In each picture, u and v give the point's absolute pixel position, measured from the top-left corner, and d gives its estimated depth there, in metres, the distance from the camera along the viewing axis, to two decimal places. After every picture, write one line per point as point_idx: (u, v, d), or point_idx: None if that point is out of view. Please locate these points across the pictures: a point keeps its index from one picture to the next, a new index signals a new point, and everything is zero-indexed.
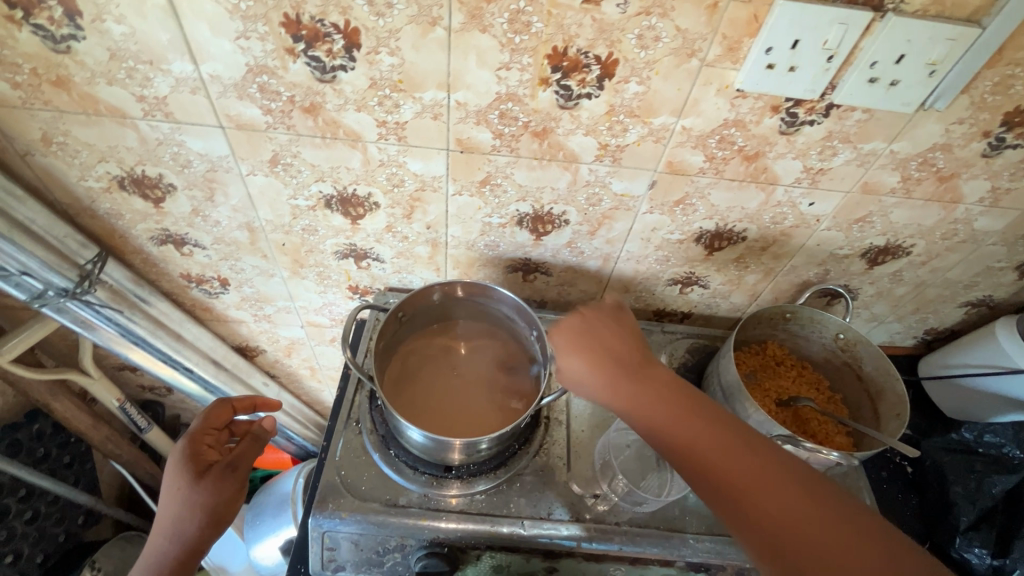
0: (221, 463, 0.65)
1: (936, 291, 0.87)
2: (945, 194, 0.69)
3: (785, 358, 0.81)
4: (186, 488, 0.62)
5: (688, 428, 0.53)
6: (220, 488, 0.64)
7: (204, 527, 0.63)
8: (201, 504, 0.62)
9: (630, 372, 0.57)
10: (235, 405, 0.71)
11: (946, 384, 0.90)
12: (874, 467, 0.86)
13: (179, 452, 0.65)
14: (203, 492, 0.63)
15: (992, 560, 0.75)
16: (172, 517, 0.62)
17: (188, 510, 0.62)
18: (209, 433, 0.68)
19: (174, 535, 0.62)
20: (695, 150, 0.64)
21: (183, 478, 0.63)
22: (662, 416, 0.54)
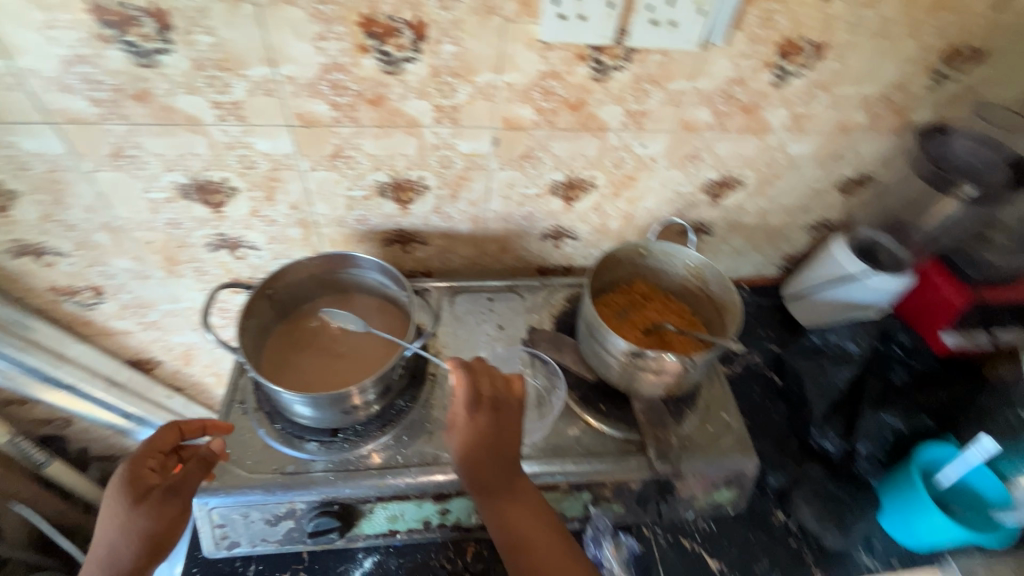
0: (162, 488, 0.62)
1: (779, 218, 0.98)
2: (755, 124, 0.78)
3: (652, 294, 0.88)
4: (122, 514, 0.59)
5: (522, 511, 0.64)
6: (161, 513, 0.61)
7: (138, 554, 0.60)
8: (139, 532, 0.60)
9: (502, 448, 0.65)
10: (183, 428, 0.65)
11: (802, 301, 1.01)
12: (747, 381, 0.96)
13: (112, 486, 0.60)
14: (143, 519, 0.60)
15: (845, 444, 0.83)
16: (107, 545, 0.60)
17: (119, 541, 0.60)
18: (153, 458, 0.63)
19: (109, 564, 0.60)
20: (524, 104, 0.69)
21: (121, 504, 0.60)
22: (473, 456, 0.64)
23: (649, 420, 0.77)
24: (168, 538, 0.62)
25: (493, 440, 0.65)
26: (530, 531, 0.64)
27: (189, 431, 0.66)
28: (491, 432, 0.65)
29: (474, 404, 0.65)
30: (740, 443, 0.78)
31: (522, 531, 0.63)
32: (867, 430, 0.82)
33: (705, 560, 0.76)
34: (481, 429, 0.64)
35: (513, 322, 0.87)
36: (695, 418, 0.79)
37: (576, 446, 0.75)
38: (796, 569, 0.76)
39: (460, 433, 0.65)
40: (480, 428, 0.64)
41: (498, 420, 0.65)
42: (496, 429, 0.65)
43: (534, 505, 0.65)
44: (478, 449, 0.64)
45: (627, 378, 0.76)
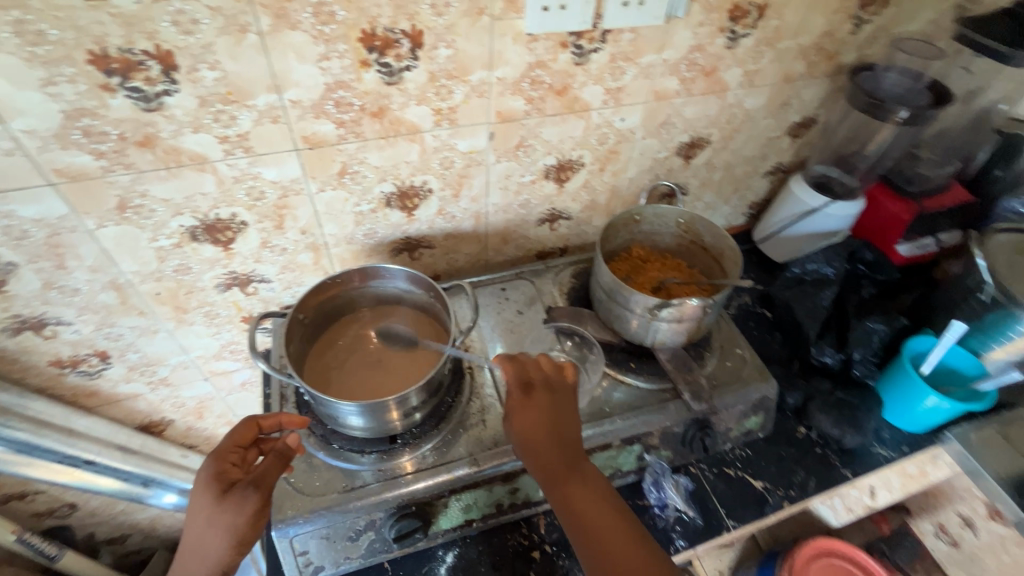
0: (245, 480, 0.61)
1: (742, 169, 1.07)
2: (715, 85, 0.86)
3: (650, 255, 0.95)
4: (208, 508, 0.59)
5: (585, 489, 0.63)
6: (243, 506, 0.60)
7: (224, 548, 0.60)
8: (225, 524, 0.59)
9: (559, 426, 0.66)
10: (260, 422, 0.65)
11: (774, 240, 1.11)
12: (743, 320, 1.05)
13: (199, 481, 0.60)
14: (225, 513, 0.59)
15: (842, 355, 0.93)
16: (196, 540, 0.60)
17: (207, 535, 0.59)
18: (238, 450, 0.63)
19: (199, 558, 0.60)
20: (515, 95, 0.74)
21: (205, 497, 0.59)
22: (532, 437, 0.65)
23: (676, 367, 0.83)
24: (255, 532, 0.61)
25: (546, 423, 0.66)
26: (596, 516, 0.62)
27: (267, 426, 0.66)
28: (544, 413, 0.66)
29: (524, 387, 0.68)
30: (758, 371, 0.85)
31: (588, 515, 0.62)
32: (858, 338, 0.93)
33: (751, 483, 0.83)
34: (535, 410, 0.66)
35: (530, 306, 0.91)
36: (714, 357, 0.86)
37: (619, 404, 0.80)
38: (827, 472, 0.85)
39: (515, 417, 0.67)
40: (532, 408, 0.66)
41: (550, 400, 0.67)
42: (549, 411, 0.67)
43: (598, 490, 0.64)
44: (533, 432, 0.66)
45: (652, 332, 0.82)
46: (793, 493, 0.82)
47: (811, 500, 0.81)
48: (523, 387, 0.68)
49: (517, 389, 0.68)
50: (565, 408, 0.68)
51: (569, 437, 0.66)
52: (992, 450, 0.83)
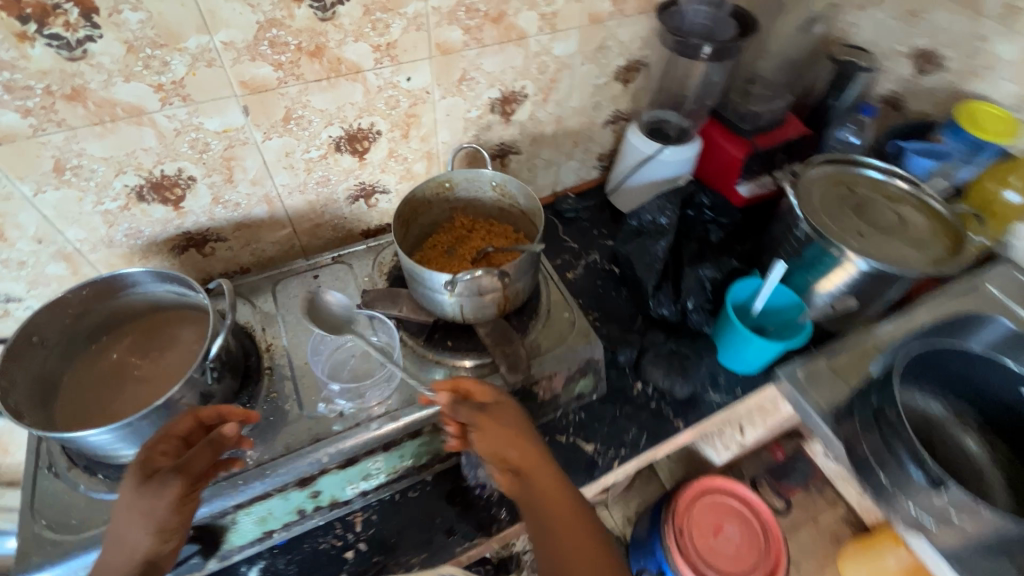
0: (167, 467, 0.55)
1: (576, 121, 1.02)
2: (510, 33, 0.79)
3: (474, 224, 0.90)
4: (128, 493, 0.53)
5: (557, 503, 0.61)
6: (157, 495, 0.53)
7: (143, 537, 0.53)
8: (143, 510, 0.53)
9: (518, 449, 0.64)
10: (199, 414, 0.59)
11: (620, 191, 1.08)
12: (588, 278, 1.03)
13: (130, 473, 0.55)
14: (143, 499, 0.53)
15: (677, 305, 0.91)
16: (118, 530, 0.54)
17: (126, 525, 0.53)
18: (174, 438, 0.57)
19: (118, 546, 0.54)
20: (257, 62, 0.65)
21: (128, 484, 0.54)
22: (507, 447, 0.64)
23: (495, 340, 0.77)
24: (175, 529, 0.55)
25: (511, 441, 0.64)
26: (571, 534, 0.60)
27: (208, 417, 0.60)
28: (507, 428, 0.64)
29: (485, 410, 0.65)
30: (582, 334, 0.83)
31: (570, 519, 0.61)
32: (690, 287, 0.91)
33: (581, 447, 0.81)
34: (500, 428, 0.64)
35: (342, 291, 0.85)
36: (538, 324, 0.83)
37: (431, 386, 0.75)
38: (659, 426, 0.84)
39: (478, 444, 0.64)
40: (498, 426, 0.64)
41: (495, 417, 0.65)
42: (515, 428, 0.65)
43: (575, 497, 0.63)
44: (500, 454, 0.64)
45: (457, 308, 0.75)
46: (623, 452, 0.81)
47: (640, 456, 0.81)
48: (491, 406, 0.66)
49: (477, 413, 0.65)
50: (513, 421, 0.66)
51: (524, 459, 0.63)
52: (816, 381, 0.86)
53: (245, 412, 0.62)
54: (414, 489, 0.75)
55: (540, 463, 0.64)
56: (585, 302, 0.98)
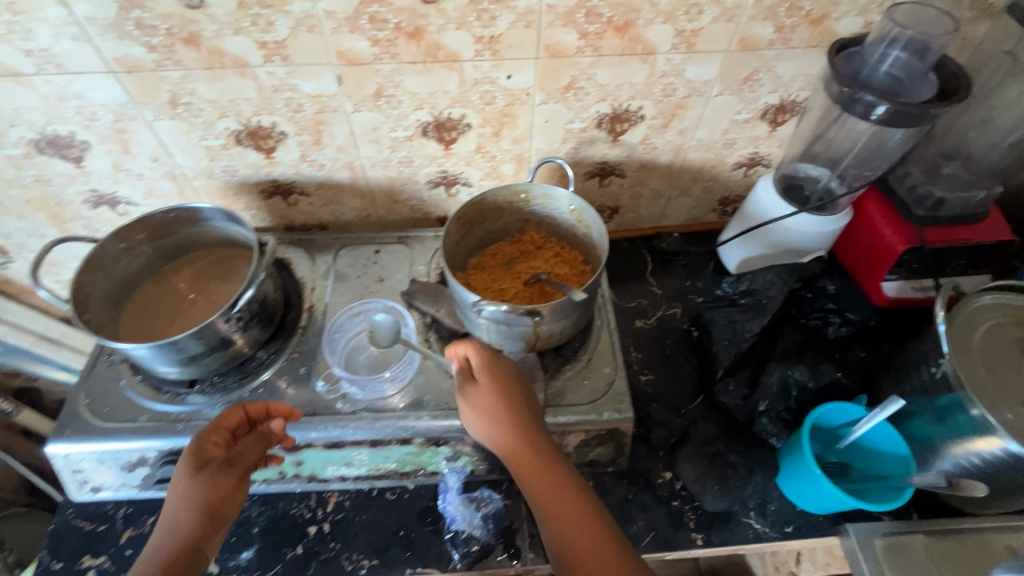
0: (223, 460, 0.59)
1: (700, 156, 0.88)
2: (634, 45, 0.69)
3: (544, 242, 0.82)
4: (183, 481, 0.57)
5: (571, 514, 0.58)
6: (217, 482, 0.58)
7: (195, 523, 0.56)
8: (200, 498, 0.56)
9: (527, 451, 0.61)
10: (247, 408, 0.63)
11: (731, 248, 0.92)
12: (660, 334, 0.90)
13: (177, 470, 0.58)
14: (202, 486, 0.57)
15: (745, 403, 0.77)
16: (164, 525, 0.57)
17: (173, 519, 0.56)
18: (219, 431, 0.61)
19: (168, 533, 0.56)
20: (354, 34, 0.64)
21: (182, 471, 0.58)
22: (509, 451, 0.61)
23: (518, 374, 0.72)
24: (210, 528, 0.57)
25: (523, 449, 0.61)
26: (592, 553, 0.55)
27: (254, 411, 0.64)
28: (500, 420, 0.62)
29: (472, 391, 0.64)
30: (614, 401, 0.72)
31: (579, 536, 0.56)
32: (767, 386, 0.75)
33: None
34: (492, 413, 0.62)
35: (395, 273, 0.84)
36: (571, 371, 0.75)
37: (435, 400, 0.71)
38: (673, 530, 0.72)
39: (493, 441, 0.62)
40: (490, 421, 0.62)
41: (505, 407, 0.62)
42: (527, 435, 0.62)
43: (591, 509, 0.58)
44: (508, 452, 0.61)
45: (482, 330, 0.70)
46: None
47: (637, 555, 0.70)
48: (496, 400, 0.63)
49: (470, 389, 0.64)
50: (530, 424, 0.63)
51: (538, 464, 0.60)
52: (897, 560, 0.67)
53: (288, 410, 0.65)
54: (391, 492, 0.73)
55: (551, 475, 0.60)
56: (644, 361, 0.87)
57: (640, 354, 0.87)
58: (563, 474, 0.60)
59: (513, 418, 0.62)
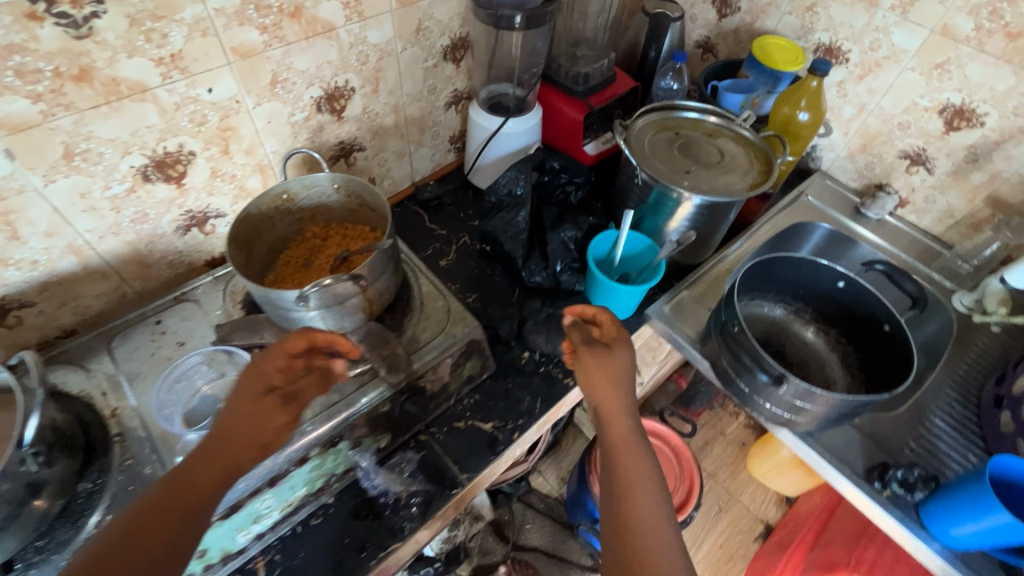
0: (284, 392, 0.63)
1: (416, 108, 1.00)
2: (314, 26, 0.75)
3: (328, 231, 0.86)
4: (245, 405, 0.60)
5: (625, 437, 0.67)
6: (265, 421, 0.60)
7: (160, 516, 0.54)
8: (194, 474, 0.56)
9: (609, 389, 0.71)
10: (315, 335, 0.65)
11: (477, 171, 1.08)
12: (463, 262, 1.02)
13: (224, 413, 0.60)
14: (257, 417, 0.60)
15: (549, 272, 0.95)
16: (242, 427, 0.59)
17: (251, 420, 0.59)
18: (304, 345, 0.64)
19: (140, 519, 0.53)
20: (5, 96, 0.56)
21: (242, 400, 0.60)
22: (604, 390, 0.71)
23: (372, 345, 0.77)
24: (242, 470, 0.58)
25: (608, 385, 0.71)
26: (631, 465, 0.63)
27: (319, 340, 0.65)
28: (602, 365, 0.72)
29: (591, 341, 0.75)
30: (458, 319, 0.83)
31: (620, 431, 0.68)
32: (554, 251, 0.94)
33: (480, 427, 0.82)
34: (599, 358, 0.73)
35: (193, 331, 0.77)
36: (413, 319, 0.83)
37: (310, 408, 0.71)
38: (551, 387, 0.87)
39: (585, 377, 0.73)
40: (596, 356, 0.73)
41: (609, 356, 0.73)
42: (617, 380, 0.71)
43: (631, 427, 0.68)
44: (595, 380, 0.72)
45: (319, 323, 0.72)
46: (521, 423, 0.83)
47: (538, 421, 0.83)
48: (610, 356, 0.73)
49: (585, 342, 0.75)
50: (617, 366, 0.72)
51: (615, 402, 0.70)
52: (682, 315, 0.95)
53: (349, 347, 0.67)
54: (315, 516, 0.74)
55: (619, 405, 0.70)
56: (464, 286, 0.98)
57: (457, 284, 0.99)
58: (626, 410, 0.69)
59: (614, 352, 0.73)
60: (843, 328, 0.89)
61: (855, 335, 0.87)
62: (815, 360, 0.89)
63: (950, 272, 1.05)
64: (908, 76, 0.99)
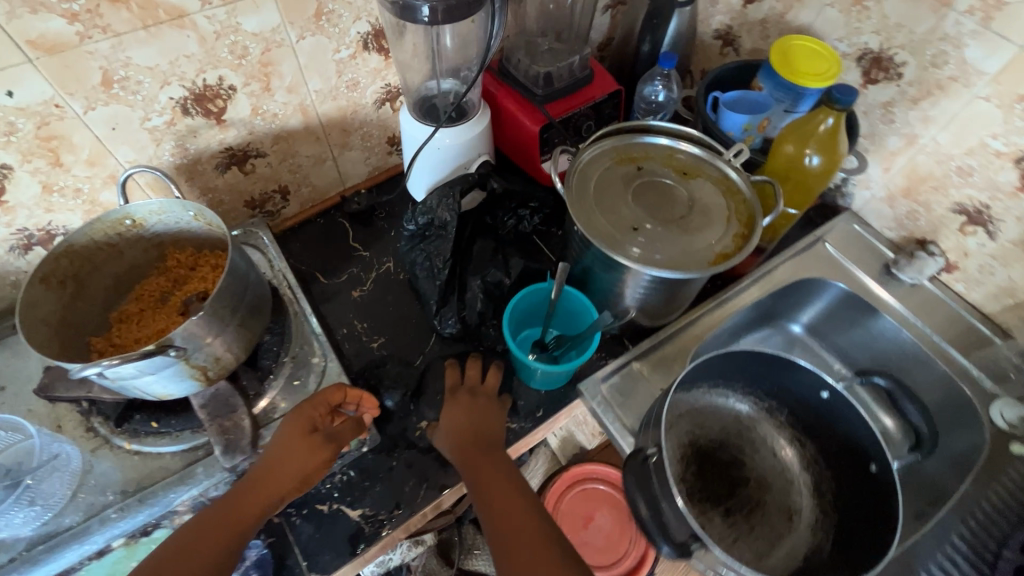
0: (325, 432, 0.63)
1: (334, 106, 0.83)
2: (154, 12, 0.59)
3: (191, 260, 0.71)
4: (295, 438, 0.61)
5: (513, 518, 0.58)
6: (307, 449, 0.61)
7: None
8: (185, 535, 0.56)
9: (477, 465, 0.64)
10: (347, 389, 0.65)
11: (412, 184, 0.91)
12: (380, 295, 0.86)
13: (300, 428, 0.62)
14: (301, 448, 0.61)
15: (465, 323, 0.79)
16: (275, 472, 0.60)
17: (290, 461, 0.60)
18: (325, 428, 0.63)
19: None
20: None
21: (301, 426, 0.62)
22: (473, 468, 0.63)
23: (214, 413, 0.64)
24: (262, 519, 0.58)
25: (482, 462, 0.64)
26: (533, 552, 0.55)
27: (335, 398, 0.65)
28: (472, 415, 0.68)
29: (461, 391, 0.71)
30: (332, 384, 0.69)
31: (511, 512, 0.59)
32: (473, 299, 0.79)
33: (346, 514, 0.69)
34: (465, 409, 0.69)
35: (19, 372, 0.67)
36: (278, 380, 0.69)
37: (123, 487, 0.61)
38: (443, 471, 0.72)
39: (449, 441, 0.67)
40: (464, 408, 0.69)
41: (481, 408, 0.69)
42: (491, 457, 0.65)
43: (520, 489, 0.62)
44: (461, 430, 0.67)
45: (138, 391, 0.59)
46: (394, 515, 0.68)
47: (415, 514, 0.69)
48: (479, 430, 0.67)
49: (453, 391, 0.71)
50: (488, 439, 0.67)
51: (484, 449, 0.65)
52: (627, 398, 0.76)
53: (373, 406, 0.67)
54: None
55: (505, 487, 0.62)
56: (370, 325, 0.84)
57: (365, 323, 0.84)
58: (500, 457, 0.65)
59: (488, 427, 0.68)
60: (822, 446, 0.68)
61: (834, 459, 0.67)
62: (779, 481, 0.70)
63: (996, 369, 0.81)
64: (979, 108, 0.72)
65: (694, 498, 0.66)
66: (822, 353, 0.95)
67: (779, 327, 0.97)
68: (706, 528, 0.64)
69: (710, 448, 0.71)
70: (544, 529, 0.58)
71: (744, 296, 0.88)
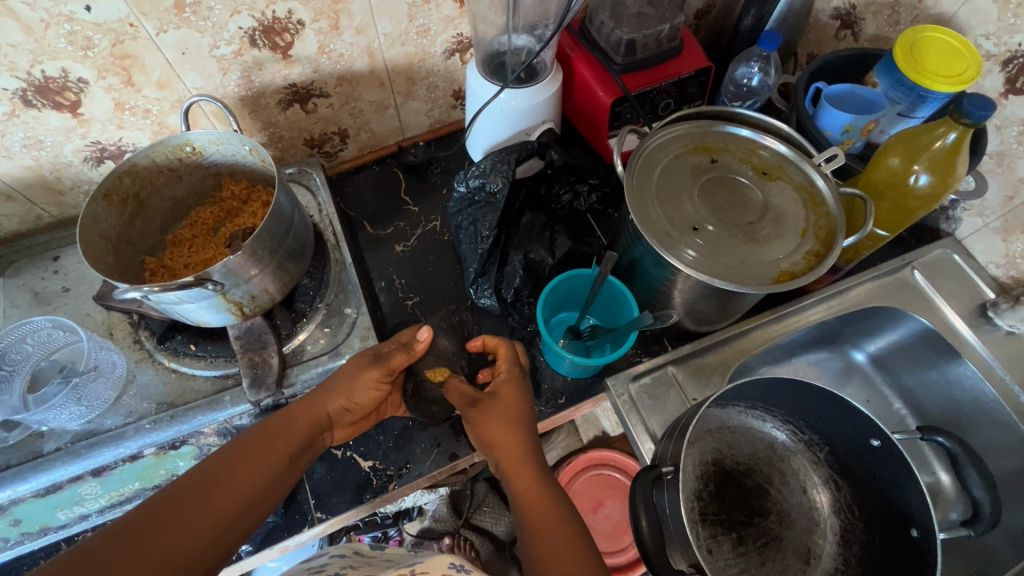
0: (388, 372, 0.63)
1: (401, 52, 0.79)
2: None
3: (243, 192, 0.72)
4: (360, 369, 0.62)
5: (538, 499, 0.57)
6: (367, 385, 0.61)
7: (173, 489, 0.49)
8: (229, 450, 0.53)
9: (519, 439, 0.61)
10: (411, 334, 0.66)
11: (472, 144, 0.87)
12: (420, 252, 0.86)
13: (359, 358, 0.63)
14: (364, 385, 0.61)
15: (502, 297, 0.77)
16: (325, 397, 0.61)
17: (356, 386, 0.61)
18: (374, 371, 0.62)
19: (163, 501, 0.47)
20: None
21: (363, 364, 0.63)
22: (510, 446, 0.60)
23: (246, 346, 0.66)
24: (312, 436, 0.59)
25: (517, 439, 0.60)
26: (557, 536, 0.53)
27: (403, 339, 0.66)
28: (512, 396, 0.63)
29: (483, 402, 0.62)
30: (360, 337, 0.70)
31: (535, 496, 0.57)
32: (512, 275, 0.77)
33: (357, 463, 0.71)
34: (499, 417, 0.61)
35: (81, 282, 0.73)
36: (310, 324, 0.70)
37: (159, 401, 0.65)
38: (456, 440, 0.72)
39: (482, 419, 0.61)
40: (498, 419, 0.61)
41: (511, 393, 0.64)
42: (522, 435, 0.61)
43: (544, 475, 0.60)
44: (497, 441, 0.61)
45: (178, 315, 0.62)
46: (402, 472, 0.70)
47: (421, 477, 0.70)
48: (518, 410, 0.63)
49: (471, 409, 0.62)
50: (522, 421, 0.62)
51: (520, 459, 0.60)
52: (652, 399, 0.72)
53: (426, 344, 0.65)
54: None
55: (529, 468, 0.59)
56: (407, 282, 0.83)
57: (403, 279, 0.84)
58: (530, 463, 0.60)
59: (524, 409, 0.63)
60: (860, 494, 0.63)
61: (871, 511, 0.61)
62: (802, 519, 0.65)
63: None
64: None
65: (706, 519, 0.63)
66: (883, 387, 0.87)
67: (840, 352, 0.88)
68: (712, 552, 0.61)
69: (735, 471, 0.67)
70: (573, 527, 0.54)
71: (808, 314, 0.80)
